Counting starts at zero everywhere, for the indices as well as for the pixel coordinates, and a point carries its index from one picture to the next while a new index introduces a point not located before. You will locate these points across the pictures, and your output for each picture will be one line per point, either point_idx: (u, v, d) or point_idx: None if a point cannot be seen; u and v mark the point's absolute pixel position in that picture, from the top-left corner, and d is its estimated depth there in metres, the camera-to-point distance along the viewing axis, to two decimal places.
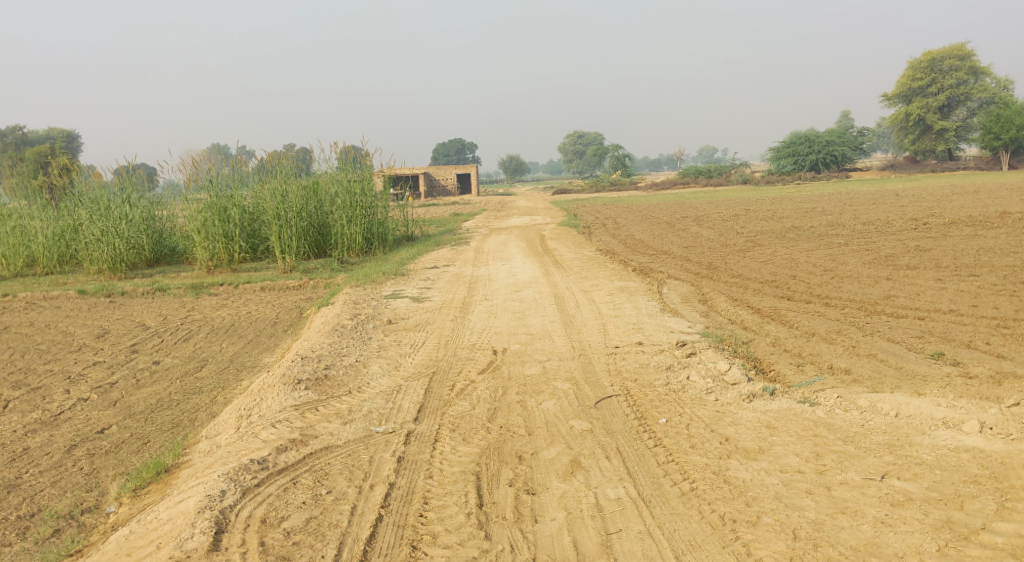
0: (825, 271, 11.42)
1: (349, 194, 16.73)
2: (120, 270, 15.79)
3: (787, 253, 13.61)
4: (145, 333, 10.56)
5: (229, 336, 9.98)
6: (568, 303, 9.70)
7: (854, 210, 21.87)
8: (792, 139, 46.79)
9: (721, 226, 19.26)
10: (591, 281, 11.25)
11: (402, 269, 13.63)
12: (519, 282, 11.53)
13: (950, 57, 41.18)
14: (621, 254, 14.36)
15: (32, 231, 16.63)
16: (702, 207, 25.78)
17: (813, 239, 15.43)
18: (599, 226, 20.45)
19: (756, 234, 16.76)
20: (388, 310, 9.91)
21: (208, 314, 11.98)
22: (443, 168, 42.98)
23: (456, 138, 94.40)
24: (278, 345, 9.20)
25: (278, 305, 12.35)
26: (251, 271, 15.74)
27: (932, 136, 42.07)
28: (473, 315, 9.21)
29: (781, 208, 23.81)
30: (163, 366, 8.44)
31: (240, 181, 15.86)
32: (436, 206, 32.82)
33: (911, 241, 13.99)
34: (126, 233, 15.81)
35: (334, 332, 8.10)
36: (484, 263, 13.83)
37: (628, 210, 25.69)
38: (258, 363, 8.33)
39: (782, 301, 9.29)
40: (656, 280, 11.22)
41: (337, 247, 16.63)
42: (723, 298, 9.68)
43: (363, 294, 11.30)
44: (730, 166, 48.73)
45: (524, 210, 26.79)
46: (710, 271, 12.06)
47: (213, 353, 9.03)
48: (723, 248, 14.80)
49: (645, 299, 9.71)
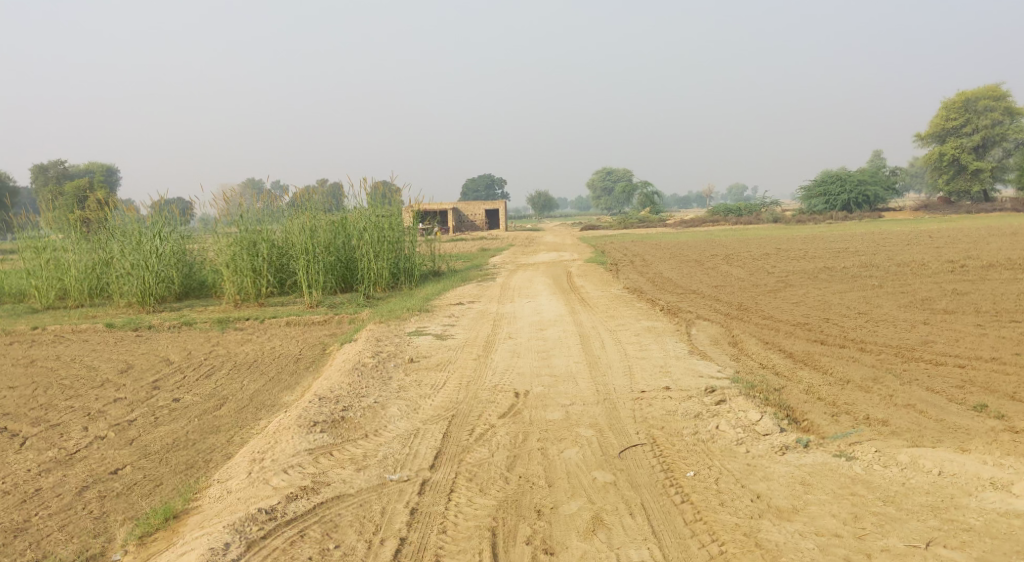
0: (859, 314, 11.10)
1: (377, 229, 16.72)
2: (148, 303, 15.86)
3: (819, 294, 13.29)
4: (168, 369, 10.52)
5: (251, 373, 9.89)
6: (594, 343, 9.48)
7: (887, 251, 21.46)
8: (823, 178, 46.36)
9: (751, 265, 18.97)
10: (618, 321, 11.03)
11: (427, 305, 13.52)
12: (544, 320, 11.35)
13: (985, 97, 40.68)
14: (649, 293, 14.14)
15: (65, 264, 16.80)
16: (732, 246, 25.49)
17: (846, 280, 15.09)
18: (627, 263, 20.25)
19: (787, 274, 16.44)
20: (410, 348, 9.76)
21: (232, 349, 11.95)
22: (472, 204, 43.12)
23: (485, 174, 95.17)
24: (299, 383, 9.09)
25: (302, 341, 12.29)
26: (277, 306, 15.76)
27: (968, 176, 41.42)
28: (497, 354, 9.04)
29: (813, 248, 23.44)
30: (183, 404, 8.35)
31: (270, 217, 15.87)
32: (464, 242, 32.87)
33: (948, 284, 13.60)
34: (156, 266, 15.89)
35: (354, 371, 7.96)
36: (510, 300, 13.67)
37: (656, 247, 25.48)
38: (278, 401, 8.21)
39: (815, 345, 9.00)
40: (684, 321, 10.97)
41: (364, 282, 16.59)
42: (754, 340, 9.41)
43: (387, 331, 11.19)
44: (760, 205, 48.35)
45: (552, 246, 26.68)
46: (740, 311, 11.79)
47: (234, 390, 8.93)
48: (753, 288, 14.51)
49: (672, 340, 9.47)
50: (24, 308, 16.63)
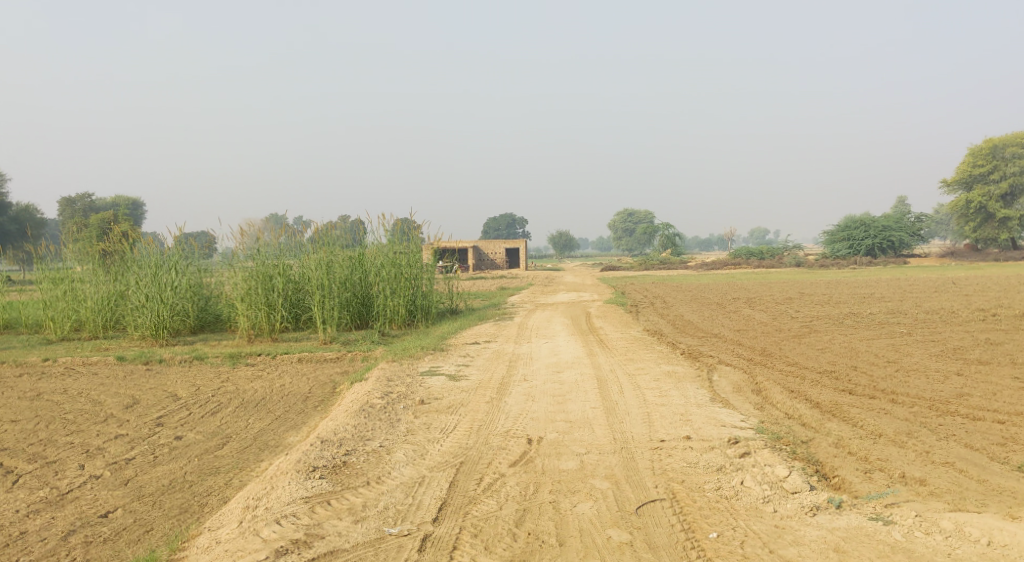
0: (888, 363, 10.67)
1: (394, 265, 16.56)
2: (162, 336, 15.68)
3: (846, 341, 12.85)
4: (174, 404, 10.27)
5: (258, 411, 9.63)
6: (612, 387, 9.11)
7: (914, 297, 20.94)
8: (847, 223, 45.85)
9: (774, 309, 18.55)
10: (637, 365, 10.65)
11: (441, 344, 13.24)
12: (561, 362, 11.00)
13: (1012, 145, 40.18)
14: (670, 335, 13.77)
15: (82, 295, 16.73)
16: (754, 289, 25.06)
17: (873, 327, 14.63)
18: (647, 305, 19.89)
19: (812, 319, 15.99)
20: (422, 388, 9.44)
21: (241, 386, 11.70)
22: (492, 242, 43.03)
23: (507, 214, 95.61)
24: (306, 423, 8.79)
25: (312, 379, 12.02)
26: (290, 342, 15.54)
27: (995, 224, 40.78)
28: (510, 397, 8.70)
29: (837, 294, 22.96)
30: (185, 442, 8.08)
31: (288, 251, 15.78)
32: (483, 280, 32.70)
33: (981, 333, 13.12)
34: (171, 299, 15.75)
35: (361, 412, 7.66)
36: (526, 340, 13.37)
37: (677, 289, 25.10)
38: (282, 442, 7.93)
39: (843, 395, 8.58)
40: (705, 366, 10.58)
41: (379, 319, 16.36)
42: (779, 389, 8.99)
43: (399, 370, 10.89)
44: (782, 248, 47.83)
45: (572, 287, 26.39)
46: (763, 357, 11.38)
47: (238, 429, 8.66)
48: (777, 333, 14.08)
49: (694, 387, 9.08)
50: (39, 340, 16.54)
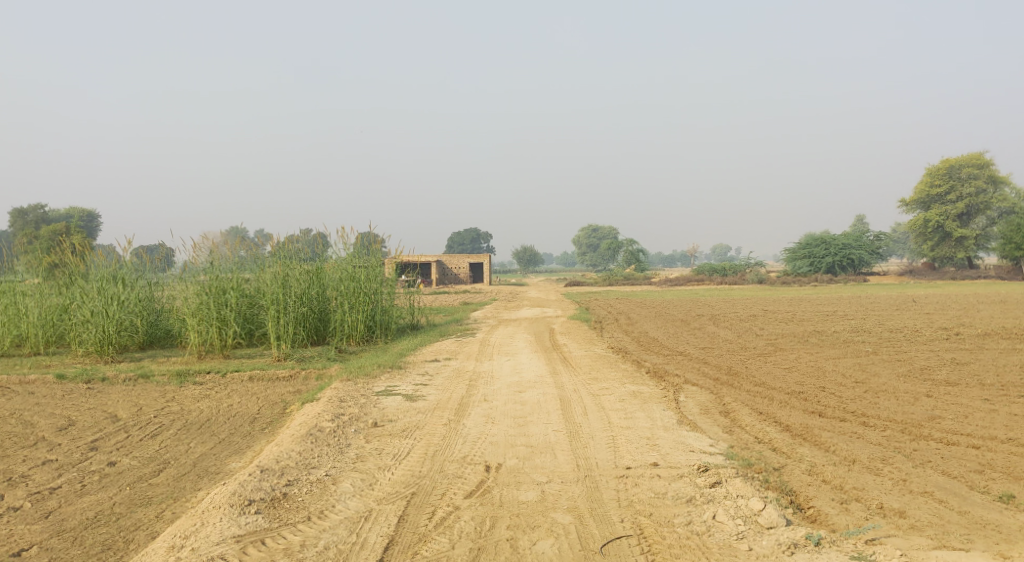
0: (856, 383, 10.46)
1: (353, 279, 16.15)
2: (107, 352, 14.96)
3: (812, 360, 12.65)
4: (112, 426, 9.66)
5: (201, 434, 9.07)
6: (575, 409, 8.72)
7: (876, 315, 20.94)
8: (808, 241, 46.29)
9: (738, 326, 18.40)
10: (601, 385, 10.29)
11: (400, 361, 12.78)
12: (523, 382, 10.59)
13: (969, 166, 40.85)
14: (634, 353, 13.45)
15: (23, 309, 15.93)
16: (718, 306, 24.93)
17: (838, 345, 14.50)
18: (611, 321, 19.57)
19: (777, 337, 15.80)
20: (376, 410, 8.97)
21: (187, 406, 11.11)
22: (457, 257, 42.57)
23: (472, 228, 95.27)
24: (251, 447, 8.27)
25: (263, 398, 11.46)
26: (243, 359, 14.95)
27: (951, 243, 41.43)
28: (469, 420, 8.27)
29: (800, 311, 22.91)
30: (118, 469, 7.51)
31: (242, 265, 15.23)
32: (446, 294, 32.19)
33: (946, 352, 13.05)
34: (117, 314, 15.06)
35: (309, 436, 7.17)
36: (488, 358, 12.96)
37: (641, 305, 24.89)
38: (223, 468, 7.42)
39: (814, 417, 8.31)
40: (671, 386, 10.25)
41: (336, 335, 15.84)
42: (748, 410, 8.70)
43: (353, 390, 10.39)
44: (744, 265, 48.10)
45: (536, 302, 26.03)
46: (730, 377, 11.10)
47: (178, 453, 8.10)
48: (743, 351, 13.83)
49: (660, 408, 8.73)
50: None
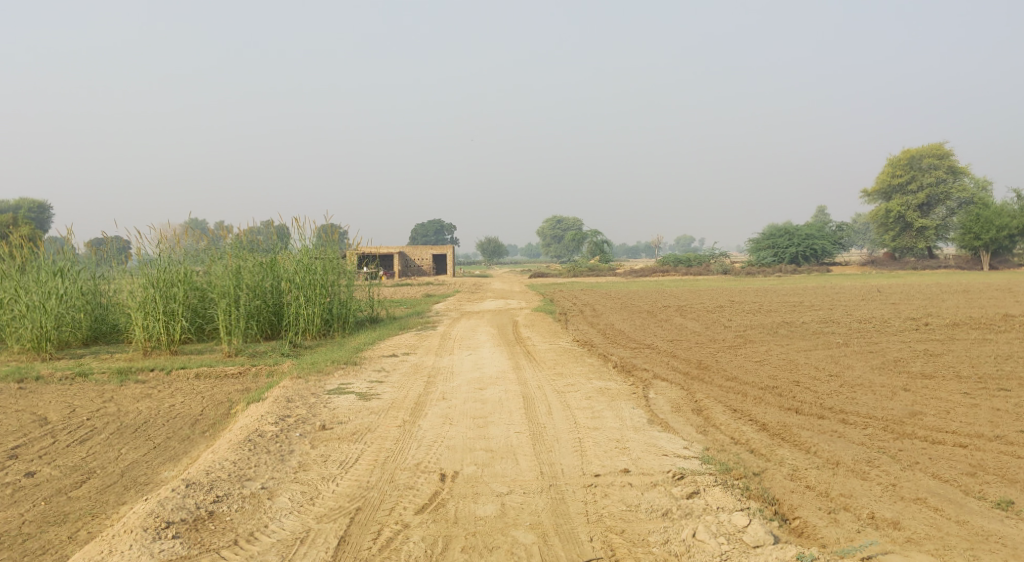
0: (830, 377, 10.08)
1: (309, 271, 15.43)
2: (44, 349, 14.00)
3: (783, 353, 12.29)
4: (39, 430, 8.89)
5: (136, 438, 8.32)
6: (540, 407, 8.19)
7: (842, 306, 20.76)
8: (772, 231, 46.37)
9: (706, 318, 18.01)
10: (567, 380, 9.77)
11: (355, 357, 12.13)
12: (484, 378, 10.02)
13: (930, 157, 41.10)
14: (601, 346, 12.97)
15: None
16: (684, 297, 24.61)
17: (808, 337, 14.19)
18: (576, 313, 19.10)
19: (746, 329, 15.45)
20: (326, 411, 8.33)
21: (125, 407, 10.36)
22: (420, 247, 41.71)
23: (436, 219, 94.46)
24: (187, 453, 7.56)
25: (208, 398, 10.73)
26: (192, 354, 14.13)
27: (913, 233, 41.75)
28: (426, 421, 7.68)
29: (766, 302, 22.67)
30: (36, 479, 6.72)
31: (191, 257, 14.44)
32: (408, 286, 31.48)
33: (917, 343, 12.78)
34: (56, 308, 14.12)
35: (247, 442, 6.51)
36: (448, 352, 12.40)
37: (606, 296, 24.46)
38: (154, 478, 6.71)
39: (791, 416, 7.91)
40: (640, 382, 9.77)
41: (292, 328, 15.10)
42: (722, 408, 8.27)
43: (303, 389, 9.71)
44: (709, 256, 48.00)
45: (500, 293, 25.53)
46: (700, 371, 10.70)
47: (106, 461, 7.36)
48: (712, 344, 13.42)
49: (629, 406, 8.23)
50: None
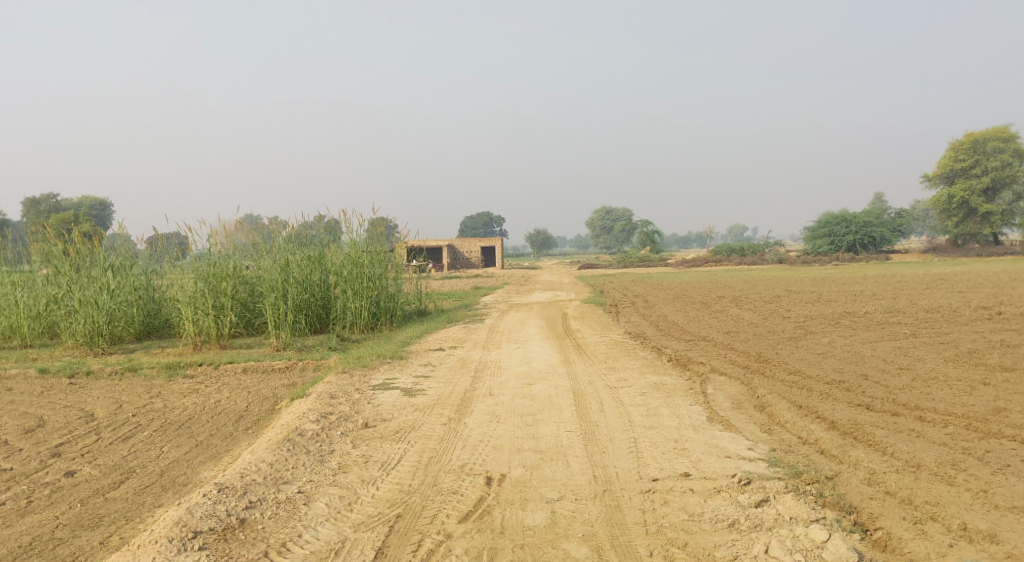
0: (901, 371, 9.44)
1: (356, 264, 15.25)
2: (97, 344, 14.07)
3: (847, 345, 11.65)
4: (84, 426, 8.81)
5: (178, 436, 8.14)
6: (591, 404, 7.78)
7: (906, 295, 19.79)
8: (827, 220, 44.98)
9: (762, 309, 17.32)
10: (619, 375, 9.33)
11: (402, 351, 11.88)
12: (533, 373, 9.65)
13: (995, 139, 39.34)
14: (654, 339, 12.47)
15: (12, 298, 15.07)
16: (739, 287, 23.81)
17: (872, 327, 13.45)
18: (627, 305, 18.55)
19: (805, 320, 14.75)
20: (369, 408, 8.04)
21: (171, 403, 10.25)
22: (468, 240, 41.58)
23: (484, 212, 94.49)
24: (228, 452, 7.34)
25: (253, 394, 10.58)
26: (242, 348, 14.04)
27: (977, 219, 40.01)
28: (472, 419, 7.34)
29: (824, 291, 21.77)
30: (75, 479, 6.56)
31: (240, 251, 14.37)
32: (456, 280, 31.24)
33: (992, 334, 12.00)
34: (107, 303, 14.18)
35: (286, 442, 6.24)
36: (496, 345, 12.06)
37: (657, 288, 23.84)
38: (193, 478, 6.49)
39: (862, 412, 7.37)
40: (697, 376, 9.28)
41: (340, 322, 14.94)
42: (786, 404, 7.75)
43: (347, 384, 9.45)
44: (763, 245, 46.75)
45: (548, 285, 25.03)
46: (761, 364, 10.14)
47: (147, 460, 7.18)
48: (771, 335, 12.81)
49: (687, 403, 7.78)
50: None
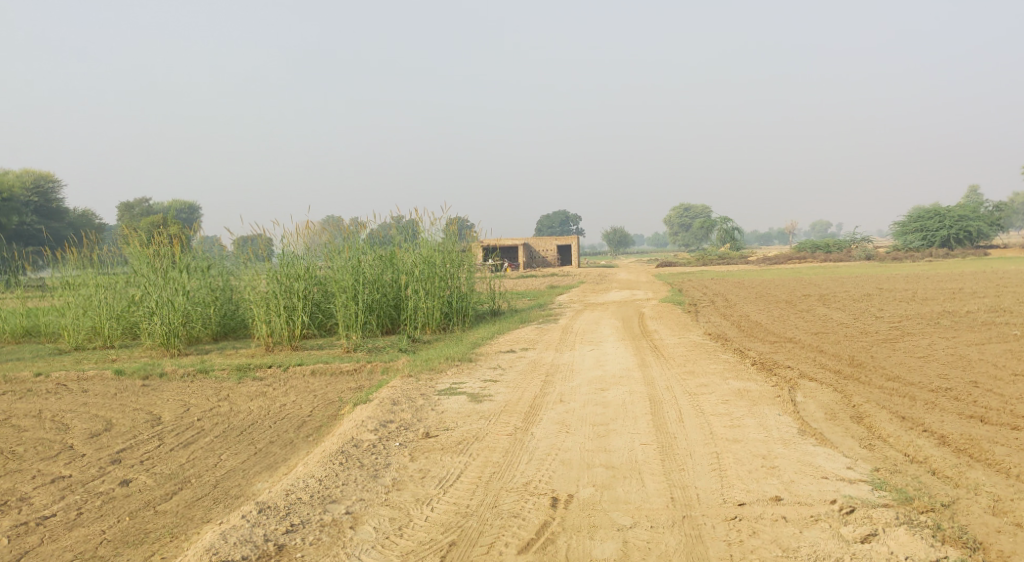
0: (1016, 378, 8.49)
1: (428, 264, 14.94)
2: (173, 345, 14.13)
3: (951, 347, 10.67)
4: (149, 431, 8.73)
5: (240, 442, 7.94)
6: (669, 413, 7.19)
7: (1010, 293, 18.33)
8: (919, 214, 42.66)
9: (853, 307, 16.27)
10: (699, 380, 8.69)
11: (470, 353, 11.48)
12: (606, 377, 9.10)
13: None
14: (736, 340, 11.70)
15: (95, 300, 15.35)
16: (825, 285, 22.63)
17: (978, 328, 12.36)
18: (706, 304, 17.72)
19: (901, 319, 13.71)
20: (432, 415, 7.65)
21: (237, 406, 10.13)
22: (544, 239, 41.10)
23: (559, 211, 93.94)
24: (286, 461, 7.05)
25: (319, 398, 10.34)
26: (313, 349, 13.88)
27: None
28: (539, 428, 6.85)
29: (919, 289, 20.43)
30: (129, 489, 6.39)
31: (312, 251, 14.20)
32: (530, 279, 30.75)
33: None
34: (182, 305, 14.21)
35: (339, 454, 5.89)
36: (569, 347, 11.53)
37: (739, 286, 22.86)
38: (246, 489, 6.21)
39: (976, 425, 6.56)
40: (785, 382, 8.55)
41: (412, 323, 14.65)
42: (887, 414, 6.99)
43: (412, 389, 9.09)
44: (850, 241, 44.76)
45: (624, 284, 24.32)
46: (855, 369, 9.33)
47: (204, 469, 6.97)
48: (865, 337, 11.87)
49: (774, 412, 7.10)
50: (52, 349, 15.24)
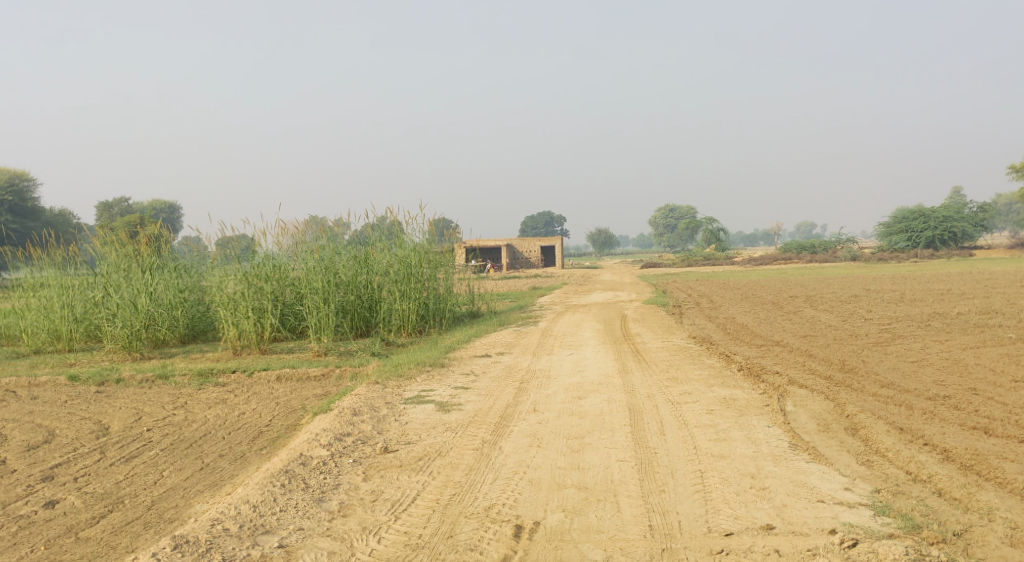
0: (1017, 384, 8.01)
1: (403, 265, 14.30)
2: (134, 349, 13.39)
3: (945, 351, 10.20)
4: (92, 443, 8.09)
5: (187, 455, 7.32)
6: (650, 424, 6.64)
7: (1000, 294, 17.95)
8: (904, 215, 42.44)
9: (841, 309, 15.84)
10: (682, 387, 8.15)
11: (444, 358, 10.87)
12: (584, 384, 8.53)
13: None
14: (722, 343, 11.17)
15: (56, 302, 14.62)
16: (812, 286, 22.19)
17: (971, 331, 11.91)
18: (690, 305, 17.20)
19: (891, 321, 13.27)
20: (394, 426, 7.06)
21: (193, 414, 9.51)
22: (527, 239, 40.50)
23: (546, 212, 93.46)
24: (233, 478, 6.45)
25: (281, 405, 9.73)
26: (283, 353, 13.20)
27: None
28: (508, 441, 6.28)
29: (907, 290, 19.99)
30: (54, 512, 5.78)
31: (282, 251, 13.52)
32: (513, 280, 30.11)
33: None
34: (145, 307, 13.47)
35: (282, 473, 5.32)
36: (547, 351, 10.96)
37: (725, 286, 22.40)
38: (182, 512, 5.61)
39: (980, 438, 6.07)
40: (774, 389, 8.02)
41: (386, 326, 14.00)
42: (884, 426, 6.47)
43: (376, 397, 8.49)
44: (836, 242, 44.48)
45: (608, 285, 23.75)
46: (847, 375, 8.82)
47: (142, 487, 6.35)
48: (855, 340, 11.38)
49: (763, 424, 6.56)
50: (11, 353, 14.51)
